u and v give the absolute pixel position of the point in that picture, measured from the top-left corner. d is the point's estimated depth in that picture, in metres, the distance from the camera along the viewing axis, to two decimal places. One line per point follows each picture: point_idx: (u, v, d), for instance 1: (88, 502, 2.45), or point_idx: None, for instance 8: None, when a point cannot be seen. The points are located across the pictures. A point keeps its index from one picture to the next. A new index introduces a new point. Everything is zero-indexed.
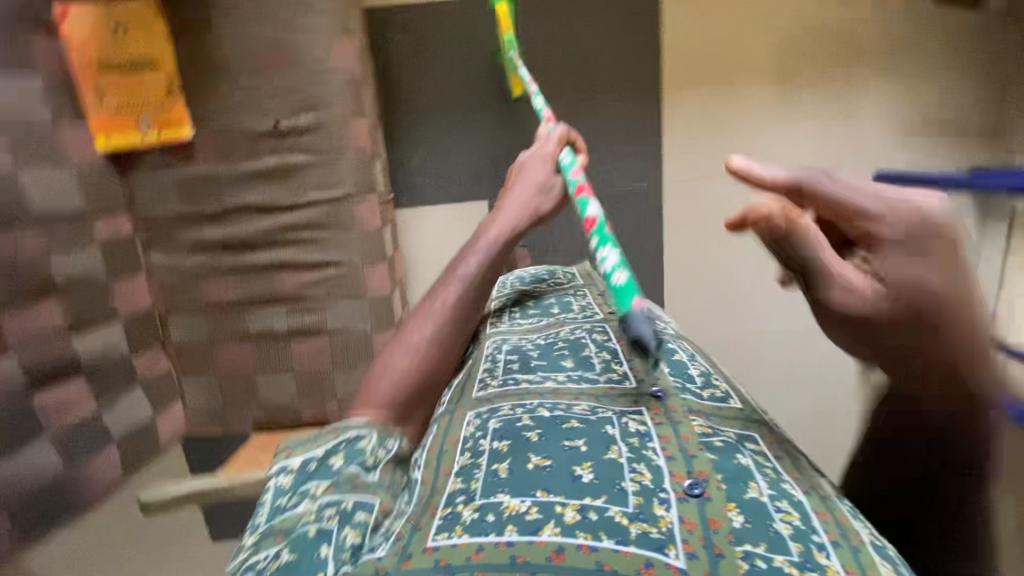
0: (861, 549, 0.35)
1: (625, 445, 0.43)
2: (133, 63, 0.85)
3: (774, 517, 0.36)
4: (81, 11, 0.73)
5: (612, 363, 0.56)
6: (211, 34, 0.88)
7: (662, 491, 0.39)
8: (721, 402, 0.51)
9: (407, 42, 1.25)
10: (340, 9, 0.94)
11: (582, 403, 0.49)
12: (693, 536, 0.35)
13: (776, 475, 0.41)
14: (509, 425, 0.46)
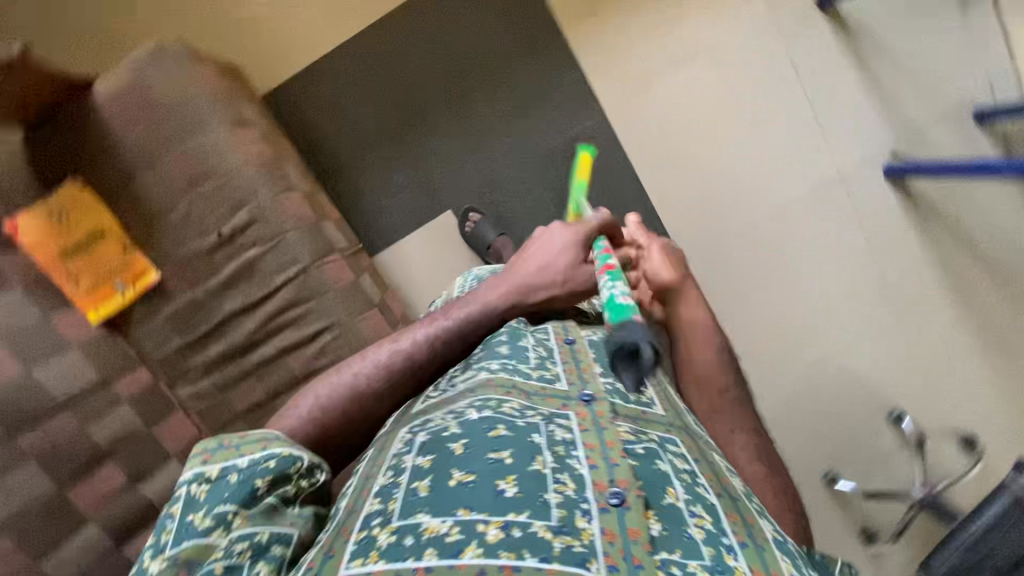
0: (765, 548, 0.44)
1: (551, 455, 0.46)
2: (89, 239, 0.95)
3: (688, 523, 0.43)
4: (27, 219, 0.91)
5: (547, 362, 0.60)
6: (128, 183, 0.94)
7: (584, 501, 0.43)
8: (646, 405, 0.57)
9: (314, 101, 1.28)
10: (227, 104, 0.97)
11: (513, 401, 0.52)
12: (615, 547, 0.40)
13: (690, 479, 0.49)
14: (436, 435, 0.48)
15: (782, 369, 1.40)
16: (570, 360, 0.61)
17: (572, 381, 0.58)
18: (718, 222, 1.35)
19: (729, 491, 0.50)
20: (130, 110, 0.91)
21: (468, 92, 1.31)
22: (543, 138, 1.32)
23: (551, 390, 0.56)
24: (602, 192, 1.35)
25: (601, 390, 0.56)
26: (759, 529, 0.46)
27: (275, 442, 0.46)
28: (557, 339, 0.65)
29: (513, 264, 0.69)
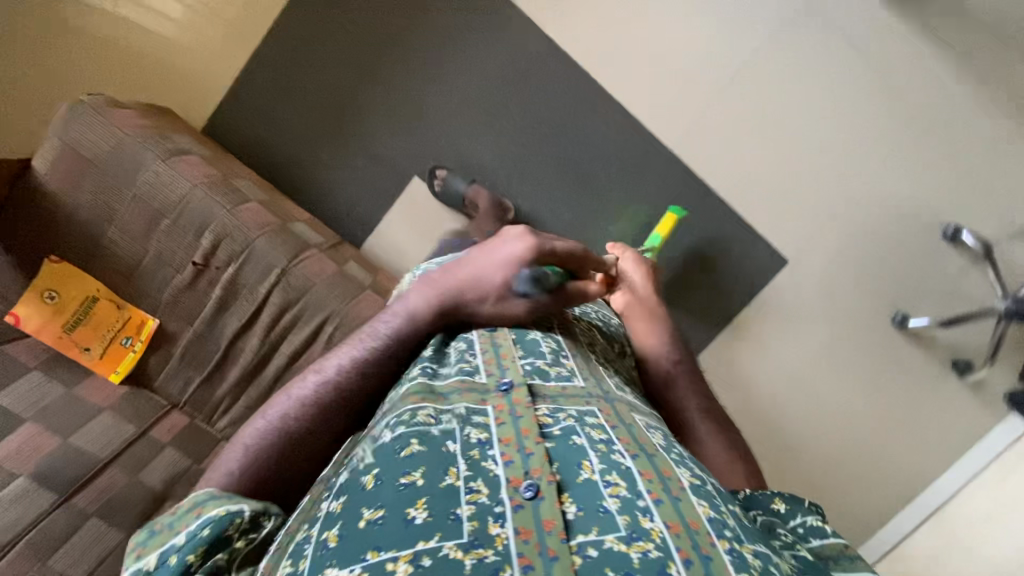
0: (682, 498, 0.43)
1: (463, 461, 0.44)
2: (84, 309, 0.98)
3: (604, 495, 0.42)
4: (24, 307, 0.95)
5: (466, 354, 0.58)
6: (96, 244, 0.96)
7: (497, 504, 0.40)
8: (567, 380, 0.56)
9: (249, 119, 1.26)
10: (157, 137, 0.97)
11: (427, 409, 0.48)
12: (529, 545, 0.38)
13: (607, 446, 0.47)
14: (353, 471, 0.44)
15: (803, 220, 1.31)
16: (490, 349, 0.58)
17: (490, 372, 0.55)
18: (686, 95, 1.29)
19: (646, 448, 0.48)
20: (71, 174, 0.93)
21: (394, 55, 1.26)
22: (481, 71, 1.27)
23: (470, 385, 0.53)
24: (559, 104, 1.29)
25: (518, 376, 0.54)
26: (675, 479, 0.45)
27: (209, 506, 0.45)
28: (479, 332, 0.62)
29: (450, 266, 0.64)
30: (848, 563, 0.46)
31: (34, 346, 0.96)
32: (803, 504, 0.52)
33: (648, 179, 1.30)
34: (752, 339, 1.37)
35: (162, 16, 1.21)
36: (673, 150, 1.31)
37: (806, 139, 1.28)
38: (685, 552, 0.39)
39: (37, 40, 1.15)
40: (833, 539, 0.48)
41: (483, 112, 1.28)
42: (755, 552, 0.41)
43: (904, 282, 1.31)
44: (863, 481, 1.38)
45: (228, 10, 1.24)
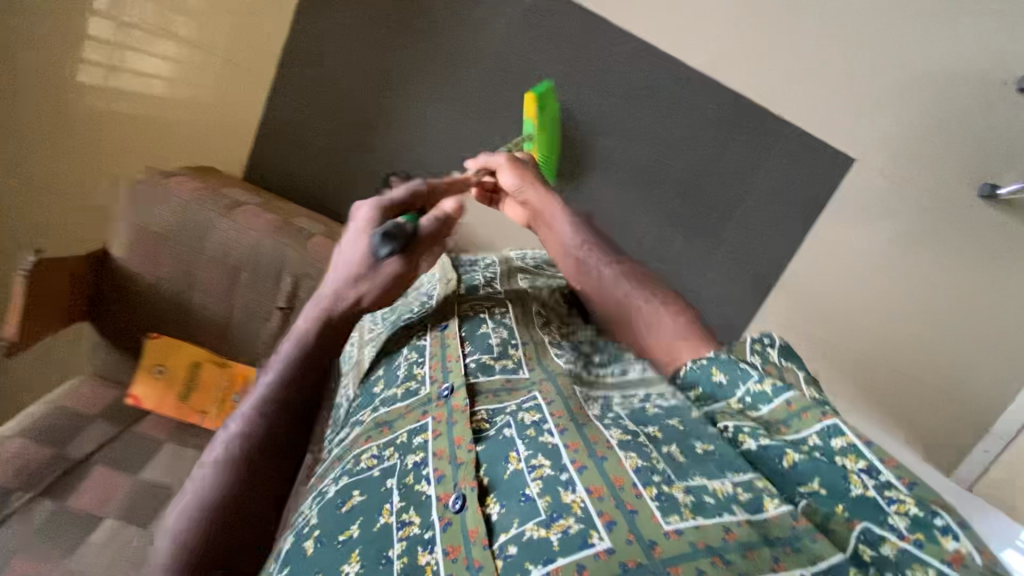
0: (604, 459, 0.55)
1: (399, 493, 0.57)
2: (191, 376, 1.02)
3: (528, 483, 0.55)
4: (141, 387, 1.01)
5: (415, 369, 0.72)
6: (187, 313, 1.00)
7: (427, 530, 0.53)
8: (512, 371, 0.70)
9: (285, 155, 1.25)
10: (215, 195, 0.98)
11: (372, 449, 0.64)
12: (458, 561, 0.50)
13: (535, 432, 0.60)
14: (313, 526, 0.58)
15: (859, 116, 1.28)
16: (436, 357, 0.73)
17: (437, 380, 0.69)
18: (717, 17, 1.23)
19: (577, 419, 0.61)
20: (147, 254, 0.96)
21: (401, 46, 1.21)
22: (504, 46, 1.21)
23: (413, 404, 0.67)
24: (591, 61, 1.24)
25: (457, 378, 0.68)
26: (601, 442, 0.58)
27: None
28: (434, 333, 0.77)
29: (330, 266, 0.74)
30: (797, 423, 0.55)
31: (160, 419, 1.01)
32: (744, 371, 0.59)
33: (687, 109, 1.27)
34: (829, 247, 1.33)
35: (151, 76, 1.17)
36: (704, 73, 1.26)
37: (834, 32, 1.24)
38: (606, 514, 0.51)
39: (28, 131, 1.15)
40: (780, 401, 0.56)
41: (507, 81, 1.23)
42: (684, 487, 0.53)
43: (987, 151, 1.25)
44: (987, 359, 1.31)
45: (221, 44, 1.20)
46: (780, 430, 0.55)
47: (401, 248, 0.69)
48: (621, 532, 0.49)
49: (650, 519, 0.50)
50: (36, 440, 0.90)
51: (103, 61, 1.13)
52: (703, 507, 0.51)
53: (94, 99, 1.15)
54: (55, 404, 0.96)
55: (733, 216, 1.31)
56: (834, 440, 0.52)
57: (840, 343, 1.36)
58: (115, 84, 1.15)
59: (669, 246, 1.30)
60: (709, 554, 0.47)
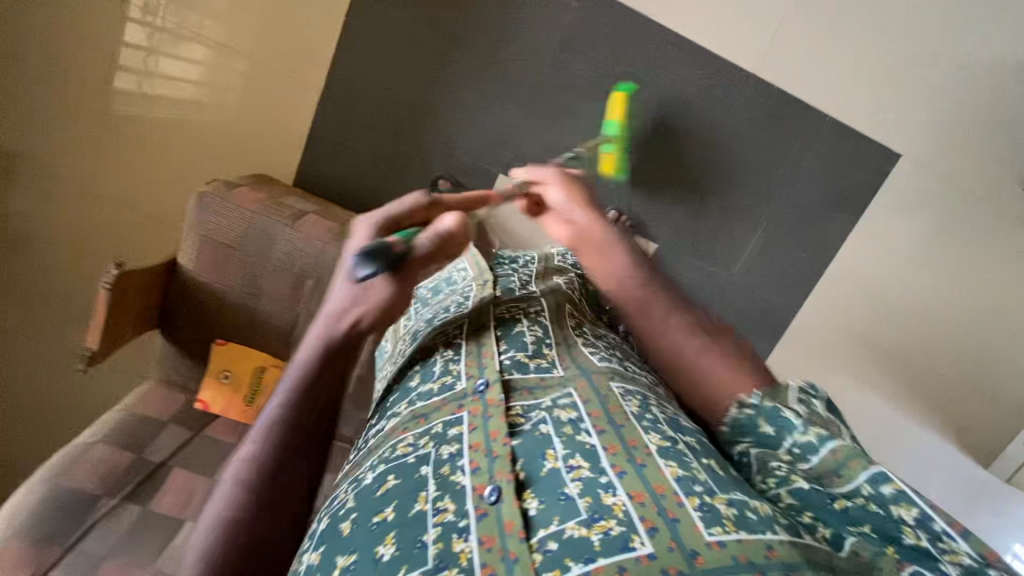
0: (642, 465, 0.54)
1: (434, 483, 0.53)
2: (256, 381, 1.04)
3: (566, 481, 0.52)
4: (208, 392, 1.03)
5: (450, 364, 0.69)
6: (252, 320, 1.02)
7: (462, 519, 0.50)
8: (545, 369, 0.68)
9: (335, 161, 1.28)
10: (278, 205, 1.00)
11: (406, 437, 0.60)
12: (494, 551, 0.47)
13: (572, 430, 0.58)
14: (342, 509, 0.55)
15: (902, 110, 1.27)
16: (472, 354, 0.70)
17: (471, 376, 0.66)
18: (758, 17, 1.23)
19: (615, 420, 0.59)
20: (214, 265, 0.99)
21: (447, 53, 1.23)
22: (548, 50, 1.23)
23: (447, 396, 0.63)
24: (634, 63, 1.24)
25: (493, 374, 0.65)
26: (640, 447, 0.56)
27: None
28: (468, 333, 0.74)
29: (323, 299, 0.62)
30: (847, 471, 0.53)
31: (226, 424, 1.04)
32: (786, 418, 0.58)
33: (734, 110, 1.27)
34: (874, 243, 1.32)
35: (182, 80, 1.26)
36: (754, 73, 1.26)
37: (883, 28, 1.23)
38: (649, 520, 0.48)
39: (91, 137, 1.30)
40: (827, 450, 0.55)
41: (554, 84, 1.24)
42: (726, 500, 0.51)
43: None
44: None
45: (265, 52, 1.25)
46: (831, 481, 0.54)
47: (390, 269, 0.57)
48: (664, 538, 0.47)
49: (693, 528, 0.48)
50: (115, 446, 0.93)
51: (142, 69, 1.26)
52: (746, 522, 0.48)
53: (131, 104, 1.28)
54: (129, 410, 0.99)
55: (777, 214, 1.32)
56: (883, 487, 0.51)
57: (885, 341, 1.36)
58: (160, 91, 1.28)
59: (709, 247, 1.33)
60: (754, 568, 0.45)
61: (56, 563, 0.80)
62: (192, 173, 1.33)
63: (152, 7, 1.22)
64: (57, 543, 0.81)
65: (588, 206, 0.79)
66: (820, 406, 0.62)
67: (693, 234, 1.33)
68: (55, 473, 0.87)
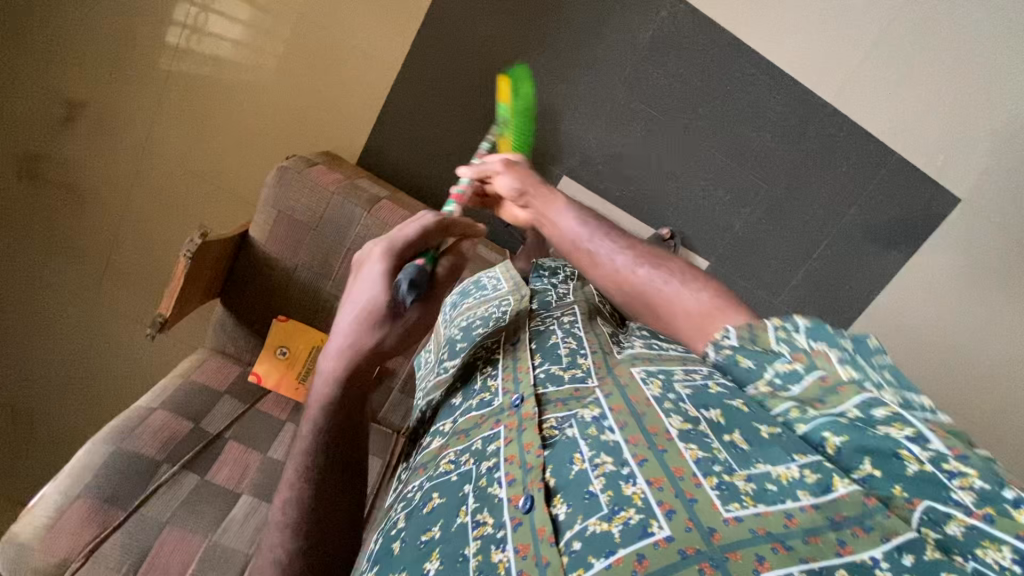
0: (665, 450, 0.48)
1: (472, 497, 0.50)
2: (312, 359, 1.04)
3: (591, 478, 0.48)
4: (261, 363, 1.03)
5: (488, 380, 0.64)
6: (315, 298, 1.02)
7: (500, 530, 0.46)
8: (580, 380, 0.60)
9: (396, 145, 1.29)
10: (350, 184, 1.00)
11: (450, 453, 0.56)
12: (527, 559, 0.43)
13: (597, 427, 0.52)
14: (385, 541, 0.51)
15: (959, 152, 1.27)
16: (507, 367, 0.65)
17: (506, 390, 0.61)
18: (826, 44, 1.23)
19: (637, 410, 0.53)
20: (288, 239, 0.98)
21: (525, 50, 1.24)
22: (614, 54, 1.24)
23: (487, 412, 0.59)
24: (699, 74, 1.24)
25: (526, 390, 0.59)
26: (662, 432, 0.50)
27: None
28: (506, 347, 0.69)
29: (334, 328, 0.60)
30: (831, 397, 0.46)
31: (278, 399, 1.03)
32: (769, 352, 0.50)
33: (806, 137, 1.27)
34: (925, 282, 1.33)
35: (225, 38, 1.25)
36: (831, 103, 1.25)
37: (949, 70, 1.23)
38: (667, 503, 0.44)
39: (132, 89, 1.28)
40: (810, 378, 0.47)
41: (628, 93, 1.25)
42: (748, 477, 0.46)
43: None
44: None
45: (327, 27, 1.25)
46: (816, 407, 0.47)
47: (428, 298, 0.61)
48: (681, 519, 0.43)
49: (709, 507, 0.44)
50: (175, 414, 0.93)
51: (189, 22, 1.25)
52: (766, 494, 0.44)
53: (179, 60, 1.27)
54: (189, 380, 0.99)
55: (834, 242, 1.32)
56: (875, 412, 0.43)
57: (930, 380, 1.35)
58: (208, 50, 1.26)
59: (763, 269, 1.33)
60: (772, 541, 0.41)
61: (117, 526, 0.81)
62: (251, 139, 1.31)
63: None
64: (118, 507, 0.82)
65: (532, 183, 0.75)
66: (802, 338, 0.48)
67: (745, 256, 1.33)
68: (116, 438, 0.87)
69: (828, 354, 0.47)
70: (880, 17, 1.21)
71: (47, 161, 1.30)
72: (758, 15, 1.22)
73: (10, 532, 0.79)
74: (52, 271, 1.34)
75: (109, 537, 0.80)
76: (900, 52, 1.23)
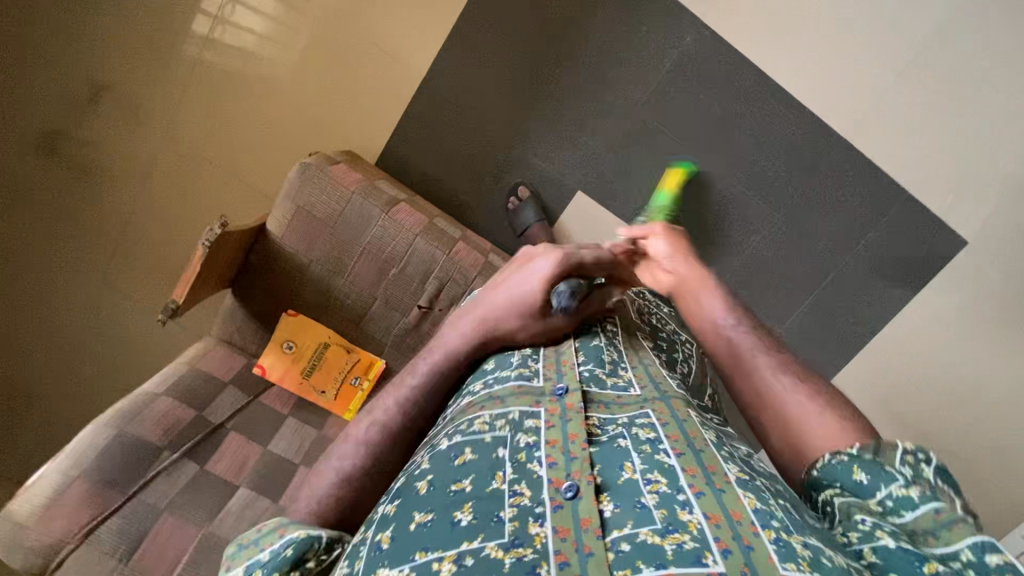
0: (725, 491, 0.47)
1: (510, 466, 0.49)
2: (318, 355, 1.04)
3: (643, 492, 0.47)
4: (267, 356, 1.03)
5: (529, 359, 0.64)
6: (325, 294, 1.02)
7: (538, 505, 0.45)
8: (623, 389, 0.61)
9: (416, 149, 1.30)
10: (368, 184, 1.01)
11: (485, 418, 0.55)
12: (566, 542, 0.42)
13: (652, 448, 0.52)
14: (407, 481, 0.51)
15: (971, 197, 1.27)
16: (550, 358, 0.64)
17: (548, 377, 0.61)
18: (841, 82, 1.25)
19: (694, 445, 0.52)
20: (304, 234, 0.99)
21: (549, 64, 1.25)
22: (635, 75, 1.25)
23: (527, 388, 0.59)
24: (717, 101, 1.26)
25: (573, 382, 0.59)
26: (721, 474, 0.49)
27: (291, 530, 0.50)
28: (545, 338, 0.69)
29: (471, 309, 0.71)
30: (946, 534, 0.45)
31: (281, 393, 1.02)
32: (888, 471, 0.50)
33: (818, 171, 1.28)
34: (931, 322, 1.33)
35: (249, 31, 1.27)
36: (845, 137, 1.27)
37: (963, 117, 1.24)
38: (724, 541, 0.42)
39: (153, 73, 1.28)
40: (927, 508, 0.46)
41: (647, 113, 1.27)
42: (804, 542, 0.43)
43: None
44: None
45: (352, 29, 1.27)
46: (924, 542, 0.45)
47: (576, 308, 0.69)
48: (737, 562, 0.40)
49: (767, 559, 0.41)
50: (179, 401, 0.93)
51: (215, 13, 1.27)
52: (824, 567, 0.41)
53: (203, 49, 1.28)
54: (194, 366, 0.98)
55: (841, 275, 1.32)
56: (988, 557, 0.43)
57: (932, 423, 1.33)
58: (232, 41, 1.28)
59: (767, 297, 1.34)
60: None
61: (114, 510, 0.80)
62: (269, 131, 1.31)
63: None
64: (117, 491, 0.82)
65: (690, 257, 0.79)
66: (929, 473, 0.50)
67: (752, 283, 1.34)
68: (119, 421, 0.87)
69: (952, 498, 0.48)
70: (895, 62, 1.24)
71: (67, 138, 1.30)
72: (777, 50, 1.25)
73: (7, 508, 0.78)
74: (62, 246, 1.34)
75: (106, 521, 0.79)
76: (914, 96, 1.25)
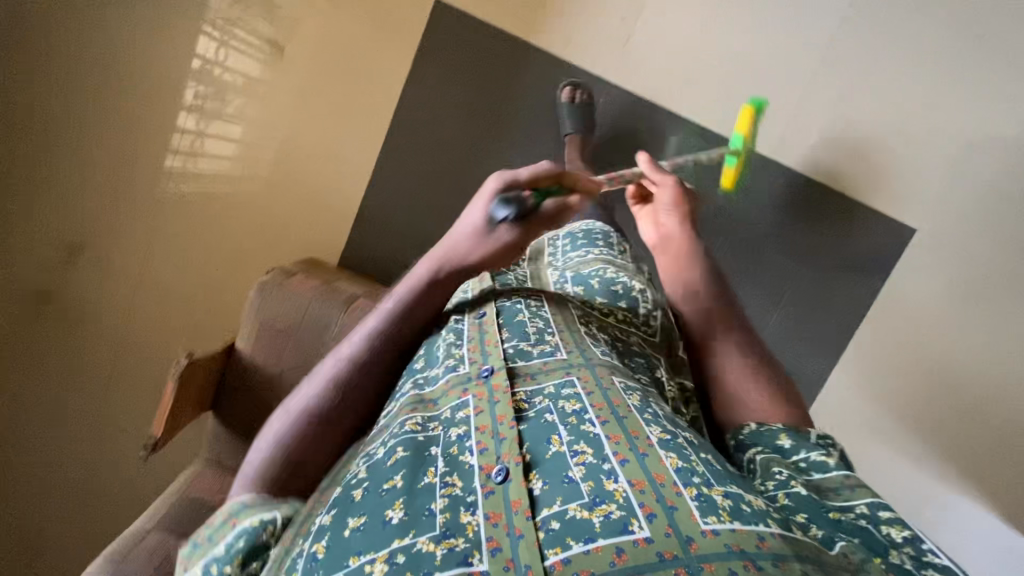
0: (646, 454, 0.51)
1: (442, 460, 0.51)
2: None
3: (571, 466, 0.50)
4: None
5: (454, 347, 0.66)
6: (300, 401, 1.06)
7: (470, 495, 0.48)
8: (548, 355, 0.64)
9: (377, 244, 1.38)
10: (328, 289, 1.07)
11: (415, 416, 0.57)
12: (498, 526, 0.45)
13: (577, 419, 0.55)
14: (344, 490, 0.50)
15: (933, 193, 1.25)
16: (475, 340, 0.67)
17: (474, 360, 0.63)
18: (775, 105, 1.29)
19: (618, 412, 0.56)
20: (272, 348, 1.04)
21: (489, 141, 1.32)
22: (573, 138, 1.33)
23: (454, 379, 0.61)
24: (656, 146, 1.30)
25: (497, 362, 0.62)
26: (642, 437, 0.53)
27: (245, 517, 0.53)
28: (469, 320, 0.71)
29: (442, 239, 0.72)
30: (852, 492, 0.57)
31: None
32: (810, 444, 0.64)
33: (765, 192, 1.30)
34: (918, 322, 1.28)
35: (220, 156, 1.38)
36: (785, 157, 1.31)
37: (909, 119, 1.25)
38: (648, 507, 0.46)
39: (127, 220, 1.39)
40: (838, 473, 0.59)
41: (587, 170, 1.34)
42: (723, 491, 0.49)
43: None
44: None
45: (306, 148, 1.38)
46: (829, 495, 0.58)
47: (517, 222, 0.67)
48: (661, 524, 0.45)
49: (689, 516, 0.45)
50: (169, 532, 0.95)
51: (184, 148, 1.38)
52: (741, 513, 0.46)
53: (181, 182, 1.38)
54: (185, 494, 1.01)
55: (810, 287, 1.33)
56: (881, 512, 0.54)
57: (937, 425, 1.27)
58: (206, 167, 1.38)
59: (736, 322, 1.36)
60: (744, 557, 0.43)
61: None
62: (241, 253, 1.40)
63: (221, 95, 1.35)
64: None
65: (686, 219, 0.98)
66: (837, 446, 0.65)
67: None
68: (114, 562, 0.90)
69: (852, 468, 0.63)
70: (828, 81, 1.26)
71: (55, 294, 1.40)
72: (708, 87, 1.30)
73: None
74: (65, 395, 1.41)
75: None
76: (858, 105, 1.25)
